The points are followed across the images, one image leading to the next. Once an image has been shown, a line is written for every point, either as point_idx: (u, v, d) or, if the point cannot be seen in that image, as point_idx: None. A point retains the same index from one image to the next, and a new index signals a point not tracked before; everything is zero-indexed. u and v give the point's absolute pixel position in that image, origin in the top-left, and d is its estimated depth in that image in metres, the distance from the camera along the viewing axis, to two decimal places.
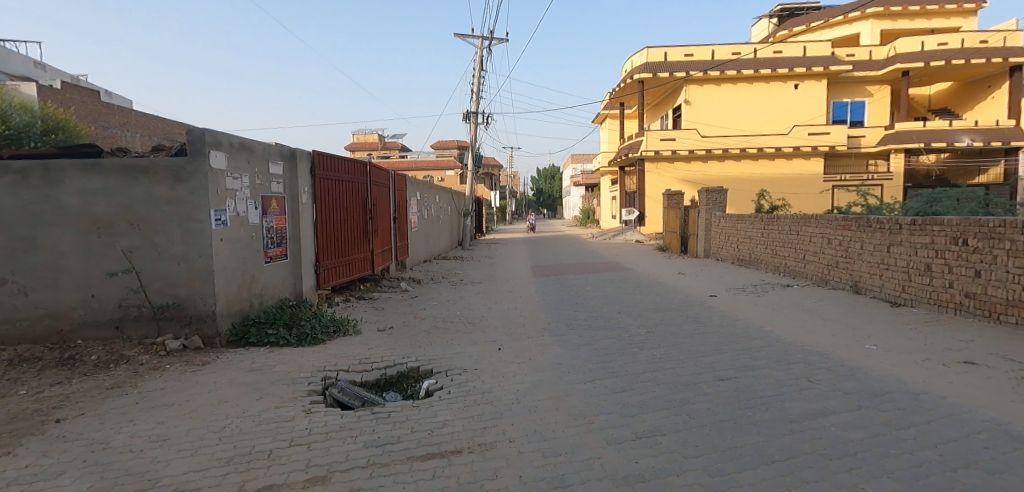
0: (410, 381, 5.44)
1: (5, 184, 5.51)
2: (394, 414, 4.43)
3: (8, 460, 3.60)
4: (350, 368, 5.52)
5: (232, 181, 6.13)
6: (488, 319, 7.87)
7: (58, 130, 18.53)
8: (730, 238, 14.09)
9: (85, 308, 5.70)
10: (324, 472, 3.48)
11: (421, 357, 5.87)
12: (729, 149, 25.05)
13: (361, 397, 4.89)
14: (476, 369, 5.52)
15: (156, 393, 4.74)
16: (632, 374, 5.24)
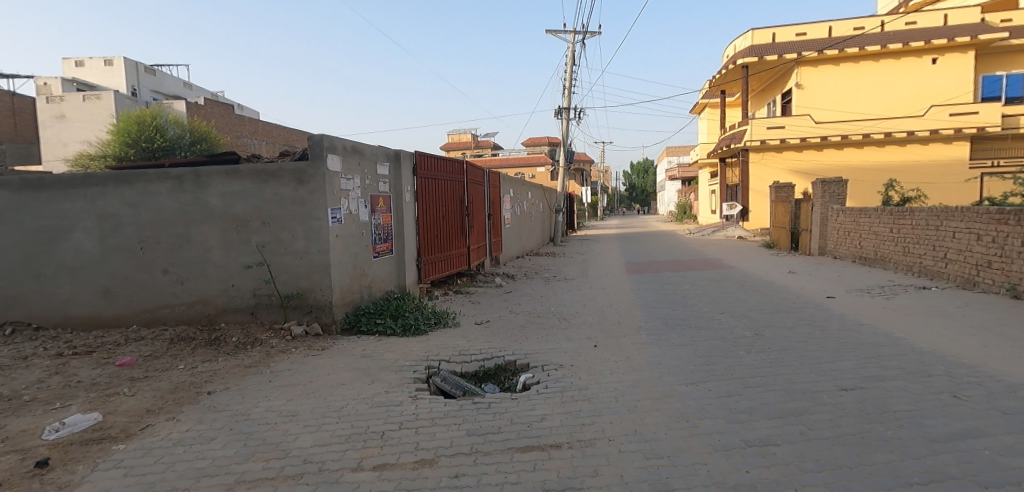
0: (507, 374, 5.65)
1: (166, 188, 6.37)
2: (493, 406, 4.63)
3: (174, 425, 4.19)
4: (451, 359, 5.82)
5: (346, 182, 6.65)
6: (583, 316, 7.93)
7: (204, 141, 21.22)
8: (851, 234, 13.15)
9: (226, 296, 6.44)
10: (431, 456, 3.75)
11: (517, 351, 6.06)
12: (851, 135, 22.94)
13: (462, 387, 5.14)
14: (573, 365, 5.62)
15: (284, 373, 5.28)
16: (739, 377, 5.12)
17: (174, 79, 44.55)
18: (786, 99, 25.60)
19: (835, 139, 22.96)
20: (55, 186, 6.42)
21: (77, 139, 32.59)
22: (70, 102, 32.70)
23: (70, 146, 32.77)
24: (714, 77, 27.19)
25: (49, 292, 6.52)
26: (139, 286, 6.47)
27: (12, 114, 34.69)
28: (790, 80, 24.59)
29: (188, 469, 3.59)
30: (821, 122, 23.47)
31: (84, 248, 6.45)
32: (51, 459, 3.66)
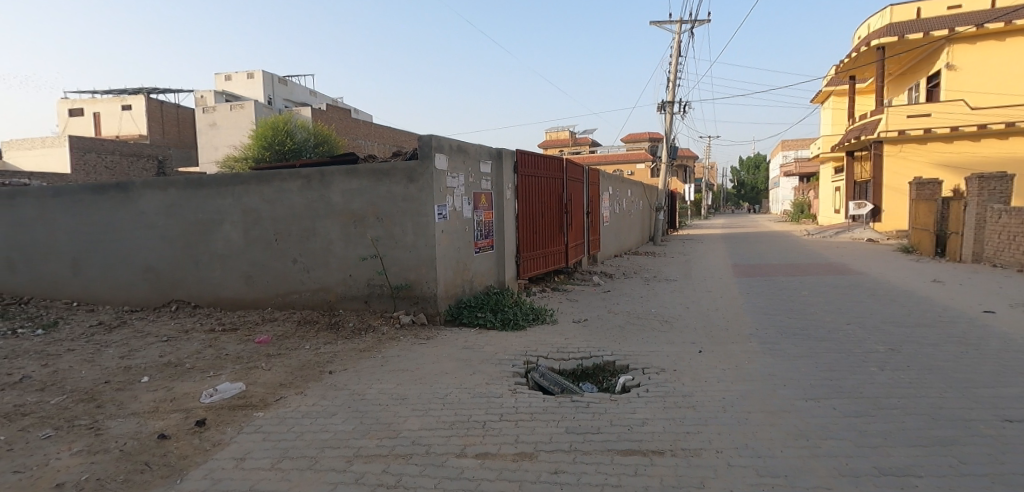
0: (606, 374, 5.66)
1: (297, 186, 7.08)
2: (592, 405, 4.67)
3: (302, 399, 4.64)
4: (549, 355, 5.93)
5: (451, 180, 6.97)
6: (686, 319, 7.72)
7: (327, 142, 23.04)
8: (1018, 239, 11.66)
9: (345, 285, 7.01)
10: (531, 450, 3.87)
11: (617, 352, 6.05)
12: (1017, 122, 20.38)
13: (560, 384, 5.21)
14: (675, 370, 5.51)
15: (394, 359, 5.64)
16: (870, 397, 4.75)
17: (300, 87, 48.62)
18: (931, 84, 23.18)
19: (998, 127, 20.51)
20: (212, 185, 7.49)
21: (225, 144, 36.60)
22: (220, 111, 36.74)
23: (221, 149, 36.73)
24: (842, 62, 25.35)
25: (204, 276, 7.65)
26: (273, 272, 7.29)
27: (174, 121, 39.71)
28: (939, 60, 22.26)
29: (314, 439, 3.98)
30: (978, 108, 21.03)
31: (232, 239, 7.44)
32: (207, 420, 4.22)
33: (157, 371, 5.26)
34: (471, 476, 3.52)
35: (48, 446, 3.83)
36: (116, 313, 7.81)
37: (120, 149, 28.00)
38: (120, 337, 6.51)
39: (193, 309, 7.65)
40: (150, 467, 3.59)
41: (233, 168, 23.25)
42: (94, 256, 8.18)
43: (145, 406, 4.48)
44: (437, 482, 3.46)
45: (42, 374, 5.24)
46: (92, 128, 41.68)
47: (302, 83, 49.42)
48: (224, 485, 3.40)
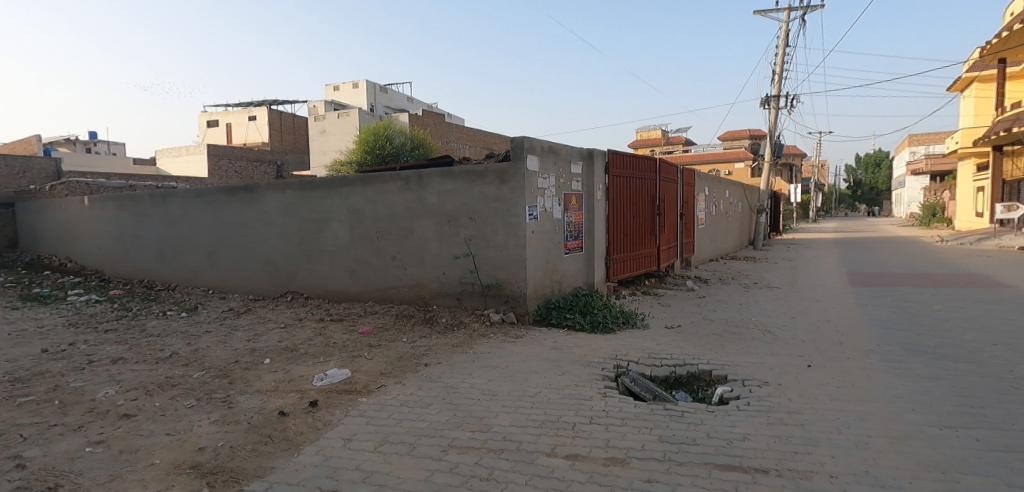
0: (701, 384, 5.47)
1: (397, 187, 7.46)
2: (686, 415, 4.53)
3: (401, 388, 4.89)
4: (640, 360, 5.82)
5: (542, 181, 7.01)
6: (792, 331, 7.26)
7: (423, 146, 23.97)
8: None
9: (439, 282, 7.28)
10: (623, 456, 3.83)
11: (714, 362, 5.82)
12: None
13: (652, 391, 5.10)
14: (780, 384, 5.22)
15: (485, 355, 5.79)
16: (1018, 430, 4.23)
17: (400, 94, 51.04)
18: None
19: None
20: (322, 186, 8.08)
21: (333, 149, 39.16)
22: (329, 119, 39.24)
23: (329, 154, 39.39)
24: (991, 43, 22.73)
25: (315, 270, 8.28)
26: (374, 269, 7.72)
27: (289, 129, 43.03)
28: None
29: (412, 427, 4.19)
30: None
31: (338, 237, 7.99)
32: (319, 401, 4.57)
33: (276, 354, 5.77)
34: (561, 477, 3.55)
35: (190, 415, 4.35)
36: (241, 302, 8.67)
37: (246, 155, 30.88)
38: (244, 323, 7.20)
39: (305, 300, 8.29)
40: (272, 440, 3.97)
41: (340, 171, 24.79)
42: (230, 250, 9.27)
43: (267, 385, 4.94)
44: (528, 479, 3.52)
45: (185, 352, 5.94)
46: (222, 136, 46.15)
47: (402, 90, 51.77)
48: (334, 462, 3.69)
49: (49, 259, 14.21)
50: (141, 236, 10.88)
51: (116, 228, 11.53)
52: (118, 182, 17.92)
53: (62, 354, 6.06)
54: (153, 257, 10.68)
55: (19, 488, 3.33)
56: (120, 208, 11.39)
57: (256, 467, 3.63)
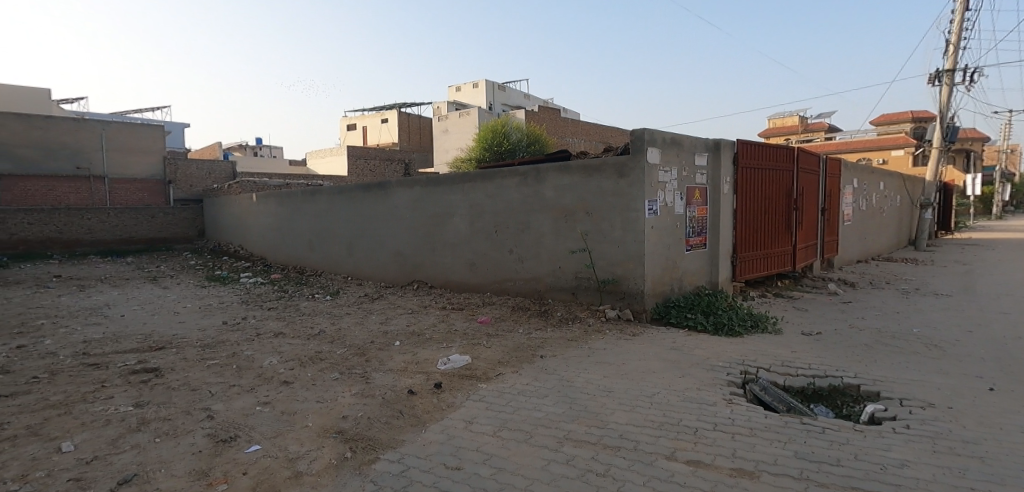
0: (847, 400, 4.94)
1: (515, 182, 7.56)
2: (828, 432, 4.10)
3: (517, 377, 4.96)
4: (772, 368, 5.38)
5: (663, 174, 6.69)
6: (961, 347, 6.31)
7: (538, 143, 24.25)
8: None
9: (555, 276, 7.27)
10: (751, 468, 3.56)
11: (863, 376, 5.23)
12: None
13: (785, 402, 4.68)
14: (948, 407, 4.54)
15: (600, 351, 5.68)
16: None
17: (518, 92, 51.96)
18: None
19: None
20: (446, 182, 8.43)
21: (454, 147, 40.76)
22: (451, 118, 40.91)
23: (450, 151, 41.10)
24: None
25: (438, 261, 8.66)
26: (493, 261, 7.90)
27: (417, 129, 45.42)
28: None
29: (528, 416, 4.22)
30: None
31: (460, 230, 8.28)
32: (442, 384, 4.78)
33: (404, 337, 6.12)
34: (682, 483, 3.38)
35: (334, 386, 4.77)
36: (375, 288, 9.32)
37: (378, 155, 33.07)
38: (378, 307, 7.73)
39: (430, 289, 8.70)
40: (401, 415, 4.23)
41: (463, 167, 25.74)
42: (365, 241, 9.97)
43: (396, 364, 5.25)
44: (645, 480, 3.40)
45: (330, 330, 6.53)
46: (358, 138, 49.88)
47: (520, 88, 52.64)
48: (456, 442, 3.85)
49: (227, 248, 16.37)
50: (294, 227, 12.16)
51: (277, 221, 12.92)
52: (277, 181, 20.13)
53: (237, 326, 6.99)
54: (304, 246, 11.79)
55: (209, 435, 3.94)
56: (279, 202, 12.75)
57: (390, 438, 3.92)
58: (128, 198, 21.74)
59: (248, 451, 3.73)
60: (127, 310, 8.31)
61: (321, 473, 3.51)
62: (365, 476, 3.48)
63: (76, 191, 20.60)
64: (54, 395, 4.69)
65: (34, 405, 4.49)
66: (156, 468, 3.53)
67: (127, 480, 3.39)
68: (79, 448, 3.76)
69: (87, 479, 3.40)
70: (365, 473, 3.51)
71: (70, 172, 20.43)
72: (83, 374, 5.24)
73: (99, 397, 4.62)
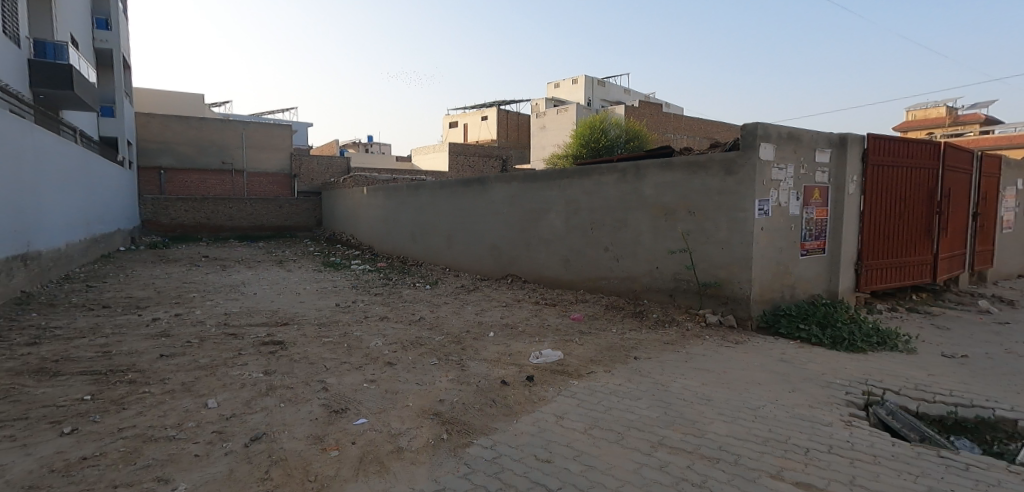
0: (997, 436, 4.22)
1: (614, 179, 7.42)
2: (972, 469, 3.59)
3: (610, 377, 4.87)
4: (903, 391, 4.67)
5: (777, 172, 6.24)
6: None
7: (637, 139, 23.69)
8: None
9: (651, 276, 7.05)
10: None
11: (1019, 408, 4.44)
12: None
13: (920, 431, 4.10)
14: None
15: (698, 357, 5.44)
16: None
17: (619, 87, 51.16)
18: None
19: None
20: (544, 178, 8.45)
21: (551, 143, 40.82)
22: (548, 115, 41.02)
23: (547, 148, 41.23)
24: None
25: (533, 256, 8.70)
26: (588, 259, 7.81)
27: (516, 126, 46.03)
28: None
29: (620, 417, 4.13)
30: None
31: (556, 227, 8.26)
32: (535, 377, 4.79)
33: (499, 329, 6.21)
34: None
35: (432, 370, 4.93)
36: (471, 280, 9.54)
37: (478, 151, 33.87)
38: (473, 298, 7.92)
39: (523, 284, 8.77)
40: (495, 404, 4.29)
41: (559, 164, 25.71)
42: (464, 235, 10.23)
43: (490, 355, 5.33)
44: None
45: (430, 318, 6.79)
46: (459, 135, 51.31)
47: (620, 83, 51.75)
48: (547, 435, 3.85)
49: (340, 237, 17.51)
50: (398, 219, 12.74)
51: (384, 214, 13.60)
52: (385, 175, 21.16)
53: (348, 308, 7.46)
54: (407, 237, 12.31)
55: (324, 405, 4.23)
56: (387, 196, 13.42)
57: (484, 425, 3.99)
58: (261, 191, 24.32)
59: (357, 423, 3.96)
60: (258, 288, 9.16)
61: (420, 451, 3.65)
62: (460, 459, 3.58)
63: (221, 183, 23.57)
64: (202, 358, 5.28)
65: (187, 365, 5.08)
66: (281, 429, 3.85)
67: (258, 437, 3.73)
68: (221, 405, 4.20)
69: (226, 433, 3.79)
70: (459, 455, 3.61)
71: (217, 166, 23.40)
72: (224, 341, 5.84)
73: (237, 363, 5.13)
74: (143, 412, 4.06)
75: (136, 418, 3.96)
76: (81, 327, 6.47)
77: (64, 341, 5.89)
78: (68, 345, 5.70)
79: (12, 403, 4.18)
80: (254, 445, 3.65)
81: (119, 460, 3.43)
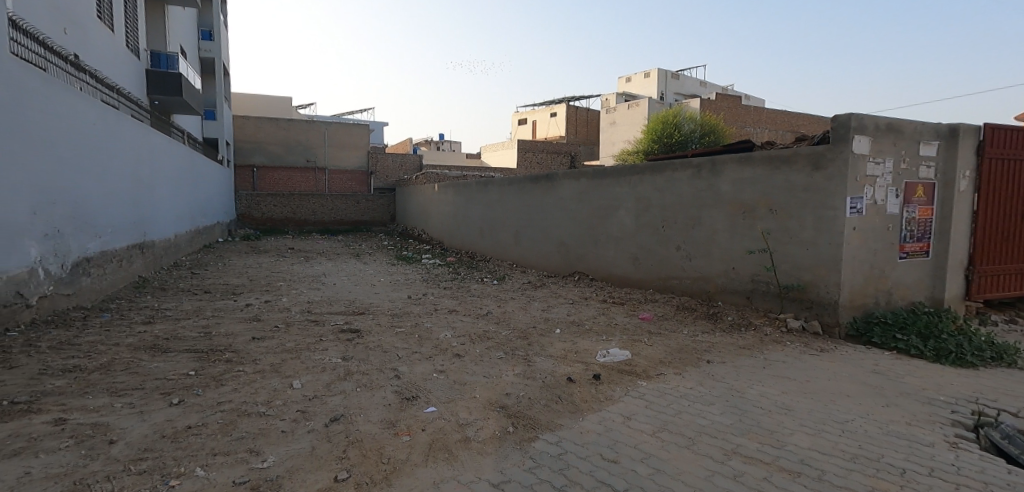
0: None
1: (688, 175, 7.14)
2: None
3: (680, 379, 4.67)
4: (1019, 413, 4.19)
5: (873, 167, 5.76)
6: None
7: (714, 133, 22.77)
8: None
9: (727, 277, 6.72)
10: None
11: None
12: None
13: None
14: None
15: (778, 364, 5.12)
16: None
17: (694, 80, 49.56)
18: None
19: None
20: (614, 174, 8.27)
21: (622, 139, 40.10)
22: (619, 110, 40.34)
23: (617, 144, 40.53)
24: None
25: (601, 253, 8.53)
26: (659, 258, 7.56)
27: (586, 122, 45.58)
28: None
29: (692, 422, 3.94)
30: None
31: (626, 224, 8.05)
32: (602, 376, 4.66)
33: (565, 326, 6.12)
34: None
35: (499, 364, 4.91)
36: (538, 277, 9.49)
37: (547, 148, 33.81)
38: (541, 294, 7.86)
39: (590, 281, 8.62)
40: (561, 401, 4.20)
41: (630, 160, 25.19)
42: (532, 231, 10.18)
43: (557, 352, 5.24)
44: None
45: (497, 312, 6.79)
46: (528, 132, 51.35)
47: (696, 76, 50.12)
48: (614, 435, 3.73)
49: (412, 232, 17.91)
50: (467, 215, 12.88)
51: (453, 209, 13.79)
52: (456, 172, 21.46)
53: (420, 300, 7.60)
54: (475, 233, 12.42)
55: (396, 392, 4.29)
56: (457, 192, 13.59)
57: (550, 421, 3.92)
58: (342, 187, 25.23)
59: (427, 411, 3.99)
60: (337, 279, 9.52)
61: (487, 442, 3.63)
62: (525, 452, 3.53)
63: (306, 180, 24.82)
64: (289, 342, 5.51)
65: (276, 347, 5.32)
66: (357, 412, 3.94)
67: (337, 418, 3.83)
68: (305, 387, 4.36)
69: (309, 412, 3.92)
70: (525, 450, 3.55)
71: (302, 164, 24.67)
72: (307, 327, 6.09)
73: (319, 348, 5.32)
74: (238, 389, 4.28)
75: (232, 394, 4.18)
76: (186, 309, 6.96)
77: (172, 321, 6.35)
78: (175, 325, 6.14)
79: (130, 375, 4.53)
80: (333, 425, 3.76)
81: (217, 431, 3.63)
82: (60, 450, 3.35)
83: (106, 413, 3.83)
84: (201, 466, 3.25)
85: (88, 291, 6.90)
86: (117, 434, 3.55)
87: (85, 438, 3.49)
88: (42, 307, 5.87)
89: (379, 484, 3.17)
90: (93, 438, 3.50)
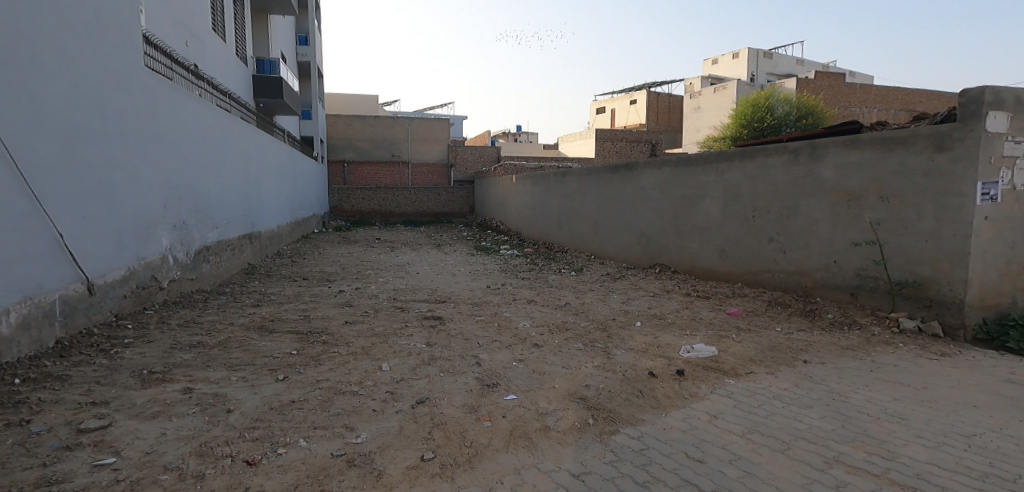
0: None
1: (784, 161, 6.65)
2: None
3: (773, 379, 4.34)
4: None
5: (1011, 147, 5.08)
6: None
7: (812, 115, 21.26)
8: None
9: (828, 272, 6.19)
10: None
11: None
12: None
13: None
14: None
15: (888, 367, 4.65)
16: None
17: (789, 60, 46.59)
18: None
19: None
20: (700, 162, 7.86)
21: (707, 125, 38.44)
22: (705, 95, 38.68)
23: (703, 130, 38.89)
24: None
25: (684, 245, 8.16)
26: (749, 250, 7.11)
27: (669, 109, 44.10)
28: None
29: (787, 425, 3.63)
30: None
31: (712, 214, 7.64)
32: (686, 372, 4.42)
33: (647, 319, 5.88)
34: None
35: (579, 356, 4.78)
36: (617, 269, 9.24)
37: (628, 136, 33.01)
38: (620, 286, 7.63)
39: (672, 274, 8.28)
40: (644, 397, 4.00)
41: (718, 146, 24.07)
42: (611, 222, 9.92)
43: (638, 345, 5.04)
44: None
45: (575, 304, 6.65)
46: (607, 121, 50.39)
47: (791, 56, 47.10)
48: (701, 435, 3.50)
49: (491, 223, 18.05)
50: (545, 206, 12.77)
51: (531, 200, 13.73)
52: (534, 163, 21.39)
53: (499, 290, 7.61)
54: (553, 223, 12.30)
55: (477, 379, 4.27)
56: (535, 183, 13.51)
57: (631, 415, 3.75)
58: (424, 179, 25.87)
59: (507, 399, 3.93)
60: (419, 268, 9.73)
61: (567, 433, 3.51)
62: (606, 445, 3.39)
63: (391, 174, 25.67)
64: (378, 327, 5.66)
65: (367, 332, 5.47)
66: (439, 397, 3.94)
67: (423, 401, 3.86)
68: (393, 369, 4.43)
69: (397, 393, 3.98)
70: (606, 443, 3.41)
71: (387, 158, 25.52)
72: (393, 313, 6.23)
73: (405, 333, 5.41)
74: (334, 368, 4.42)
75: (329, 373, 4.32)
76: (287, 294, 7.34)
77: (277, 304, 6.71)
78: (280, 308, 6.47)
79: (243, 352, 4.80)
80: (419, 407, 3.78)
81: (318, 406, 3.75)
82: (189, 415, 3.58)
83: (225, 385, 4.07)
84: (304, 437, 3.37)
85: (209, 276, 7.43)
86: (234, 404, 3.75)
87: (208, 406, 3.71)
88: (172, 289, 6.36)
89: (462, 466, 3.15)
90: (214, 406, 3.72)
